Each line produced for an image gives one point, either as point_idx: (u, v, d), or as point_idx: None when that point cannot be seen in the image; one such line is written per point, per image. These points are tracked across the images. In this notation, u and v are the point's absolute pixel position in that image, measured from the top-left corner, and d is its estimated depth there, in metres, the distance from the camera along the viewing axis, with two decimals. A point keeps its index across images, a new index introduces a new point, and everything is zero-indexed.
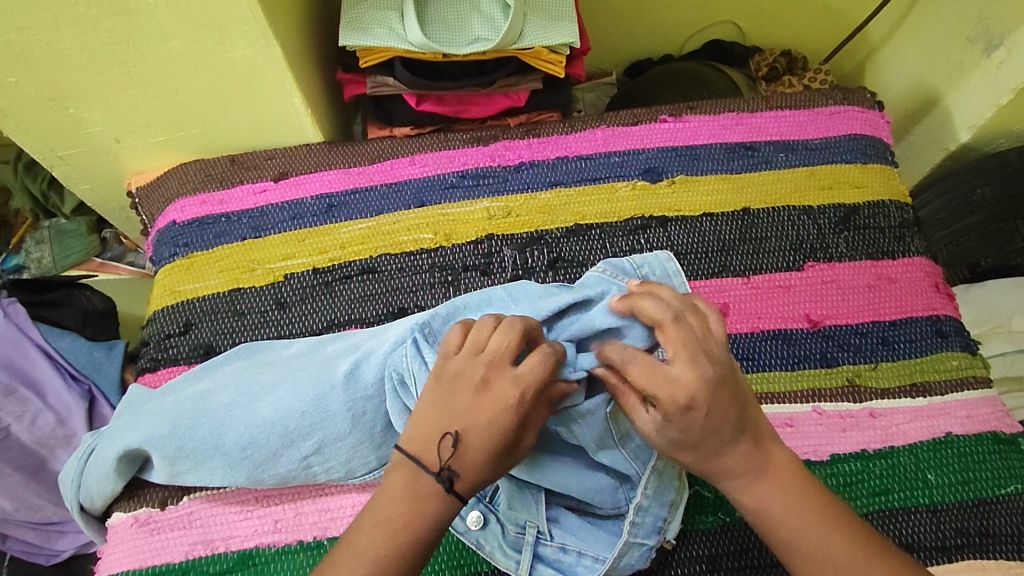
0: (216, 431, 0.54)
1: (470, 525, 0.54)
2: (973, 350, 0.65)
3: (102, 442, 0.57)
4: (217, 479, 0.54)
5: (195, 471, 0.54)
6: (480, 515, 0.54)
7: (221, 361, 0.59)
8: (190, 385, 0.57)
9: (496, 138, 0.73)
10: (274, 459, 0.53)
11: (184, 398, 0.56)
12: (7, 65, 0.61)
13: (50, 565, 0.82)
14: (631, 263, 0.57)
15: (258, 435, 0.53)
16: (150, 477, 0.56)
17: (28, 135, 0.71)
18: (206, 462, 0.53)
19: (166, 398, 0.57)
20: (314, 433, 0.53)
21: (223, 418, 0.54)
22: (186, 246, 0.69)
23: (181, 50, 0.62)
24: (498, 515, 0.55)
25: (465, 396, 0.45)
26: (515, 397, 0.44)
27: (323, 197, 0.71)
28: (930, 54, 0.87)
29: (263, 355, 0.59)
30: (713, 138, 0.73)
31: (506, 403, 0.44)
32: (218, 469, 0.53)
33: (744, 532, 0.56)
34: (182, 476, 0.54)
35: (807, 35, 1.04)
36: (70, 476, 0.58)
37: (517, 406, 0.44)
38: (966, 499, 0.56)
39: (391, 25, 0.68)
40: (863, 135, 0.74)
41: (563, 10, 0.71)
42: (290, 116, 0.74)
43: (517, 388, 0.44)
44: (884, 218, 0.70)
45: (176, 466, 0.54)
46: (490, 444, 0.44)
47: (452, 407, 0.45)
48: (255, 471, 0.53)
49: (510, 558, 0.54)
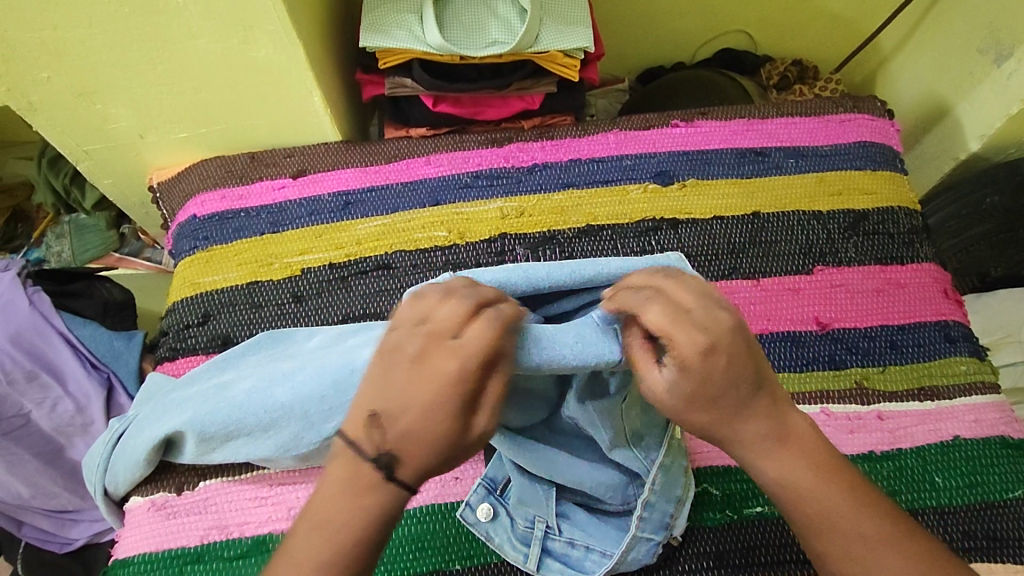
0: (237, 416, 0.54)
1: (480, 517, 0.55)
2: (981, 356, 0.65)
3: (130, 430, 0.58)
4: (243, 456, 0.56)
5: (223, 449, 0.56)
6: (490, 508, 0.55)
7: (243, 351, 0.60)
8: (213, 376, 0.58)
9: (511, 140, 0.75)
10: (296, 441, 0.54)
11: (207, 386, 0.57)
12: (39, 61, 0.63)
13: (63, 553, 0.83)
14: None
15: (277, 418, 0.53)
16: (178, 460, 0.57)
17: (56, 129, 0.73)
18: (233, 442, 0.55)
19: (189, 387, 0.58)
20: (333, 416, 0.52)
21: (244, 403, 0.54)
22: (206, 239, 0.71)
23: (208, 49, 0.64)
24: (508, 509, 0.55)
25: (401, 372, 0.38)
26: (455, 369, 0.37)
27: (340, 195, 0.72)
28: (941, 65, 0.88)
29: (284, 346, 0.59)
30: (725, 143, 0.74)
31: (449, 374, 0.38)
32: (244, 447, 0.55)
33: (750, 530, 0.56)
34: (210, 455, 0.56)
35: (819, 45, 1.05)
36: (96, 460, 0.59)
37: (466, 373, 0.38)
38: (974, 502, 0.57)
39: (410, 28, 0.70)
40: (873, 143, 0.75)
41: (578, 15, 0.73)
42: (310, 115, 0.76)
43: (457, 359, 0.38)
44: (893, 224, 0.70)
45: (205, 447, 0.56)
46: (433, 422, 0.37)
47: (390, 389, 0.38)
48: (280, 450, 0.54)
49: (518, 551, 0.54)
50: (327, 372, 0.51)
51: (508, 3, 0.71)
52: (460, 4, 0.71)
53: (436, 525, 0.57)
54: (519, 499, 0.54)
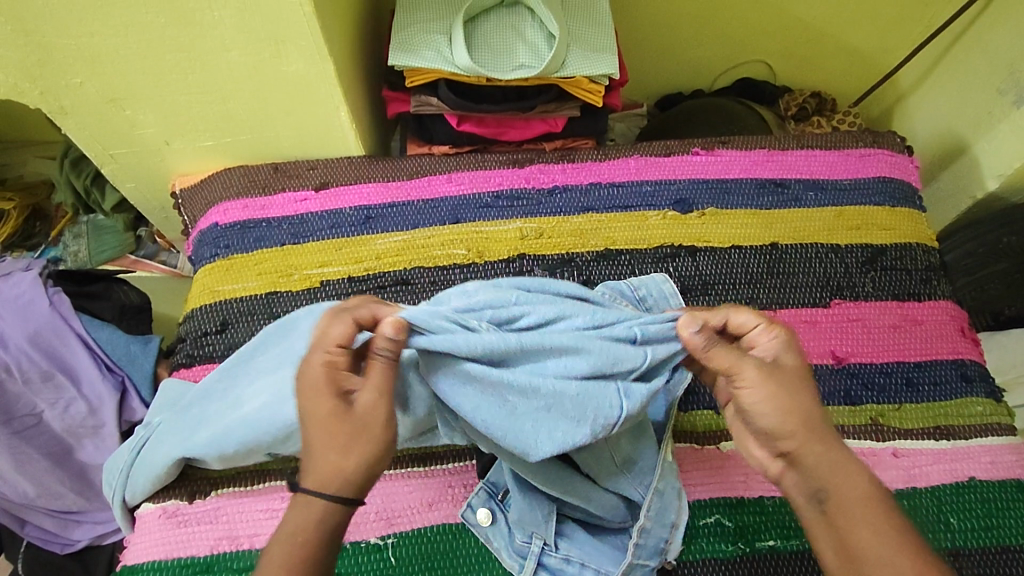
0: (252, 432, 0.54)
1: (481, 519, 0.55)
2: (997, 397, 0.65)
3: (155, 437, 0.59)
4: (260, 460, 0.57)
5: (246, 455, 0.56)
6: (489, 513, 0.55)
7: (253, 352, 0.58)
8: (231, 388, 0.57)
9: (532, 161, 0.75)
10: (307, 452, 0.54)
11: (224, 398, 0.57)
12: (73, 67, 0.64)
13: (64, 555, 0.82)
14: (631, 287, 0.61)
15: (291, 433, 0.54)
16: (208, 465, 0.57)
17: (84, 133, 0.74)
18: (250, 453, 0.56)
19: (206, 399, 0.58)
20: None
21: (256, 421, 0.54)
22: (227, 247, 0.71)
23: (239, 61, 0.65)
24: (507, 516, 0.55)
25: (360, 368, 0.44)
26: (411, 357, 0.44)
27: (361, 209, 0.73)
28: (959, 104, 0.89)
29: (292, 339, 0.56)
30: (744, 173, 0.75)
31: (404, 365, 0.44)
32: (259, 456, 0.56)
33: (764, 565, 0.56)
34: (230, 462, 0.57)
35: (838, 78, 1.06)
36: (120, 465, 0.60)
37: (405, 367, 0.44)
38: (989, 546, 0.56)
39: (439, 48, 0.71)
40: (891, 178, 0.76)
41: (604, 42, 0.74)
42: (335, 129, 0.77)
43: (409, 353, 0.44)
44: (910, 260, 0.70)
45: (226, 460, 0.56)
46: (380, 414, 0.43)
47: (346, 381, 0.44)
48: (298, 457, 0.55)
49: (515, 560, 0.54)
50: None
51: (536, 27, 0.73)
52: (489, 27, 0.72)
53: (446, 544, 0.56)
54: (520, 516, 0.54)
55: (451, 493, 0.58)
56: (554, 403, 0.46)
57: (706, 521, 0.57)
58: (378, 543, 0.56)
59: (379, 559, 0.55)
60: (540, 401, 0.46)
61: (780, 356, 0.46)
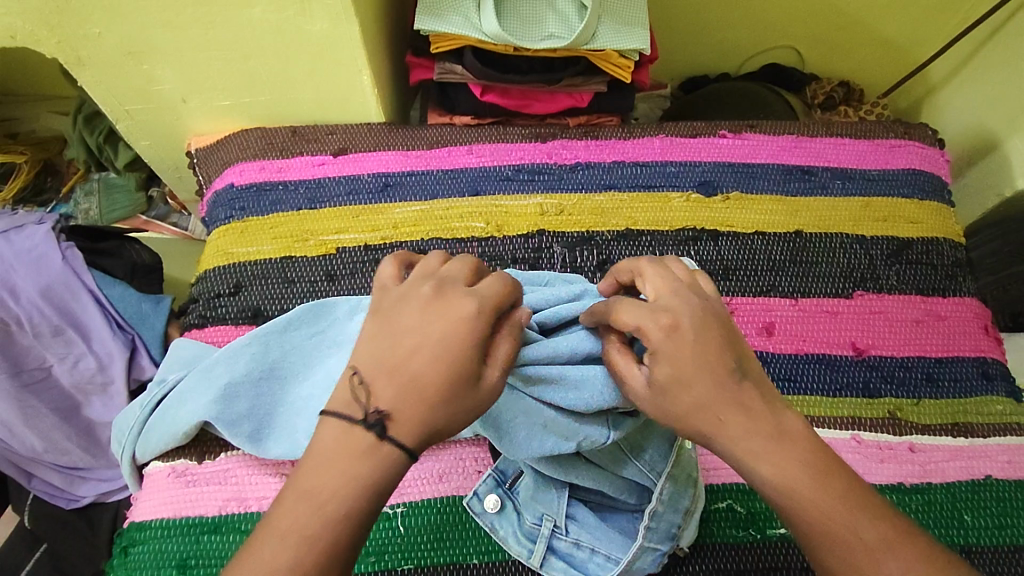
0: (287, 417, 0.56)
1: (487, 508, 0.54)
2: (1017, 397, 0.64)
3: (173, 401, 0.58)
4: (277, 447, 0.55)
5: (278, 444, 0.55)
6: (497, 500, 0.54)
7: (284, 328, 0.59)
8: (260, 360, 0.58)
9: (555, 136, 0.74)
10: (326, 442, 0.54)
11: (254, 368, 0.57)
12: (92, 15, 0.62)
13: (69, 510, 0.82)
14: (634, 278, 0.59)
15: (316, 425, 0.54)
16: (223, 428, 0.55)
17: (101, 86, 0.72)
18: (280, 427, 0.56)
19: (232, 362, 0.57)
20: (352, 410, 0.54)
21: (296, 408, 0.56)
22: (243, 210, 0.70)
23: (264, 18, 0.63)
24: (515, 503, 0.55)
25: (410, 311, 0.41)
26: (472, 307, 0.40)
27: (380, 176, 0.71)
28: (994, 98, 0.86)
29: (328, 322, 0.60)
30: (771, 158, 0.73)
31: (463, 314, 0.40)
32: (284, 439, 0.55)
33: (773, 552, 0.55)
34: (261, 447, 0.56)
35: (868, 67, 1.04)
36: (130, 423, 0.60)
37: (478, 320, 0.40)
38: (1002, 544, 0.56)
39: (467, 15, 0.69)
40: (922, 171, 0.74)
41: (637, 16, 0.72)
42: (356, 93, 0.75)
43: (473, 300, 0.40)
44: (937, 255, 0.69)
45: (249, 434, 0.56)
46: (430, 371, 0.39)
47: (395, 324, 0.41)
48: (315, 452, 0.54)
49: (523, 546, 0.53)
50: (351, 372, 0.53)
51: None
52: None
53: (455, 517, 0.56)
54: (532, 497, 0.54)
55: (462, 465, 0.58)
56: (547, 422, 0.47)
57: (717, 506, 0.57)
58: (388, 512, 0.56)
59: (387, 528, 0.55)
60: (536, 420, 0.47)
61: (676, 319, 0.40)
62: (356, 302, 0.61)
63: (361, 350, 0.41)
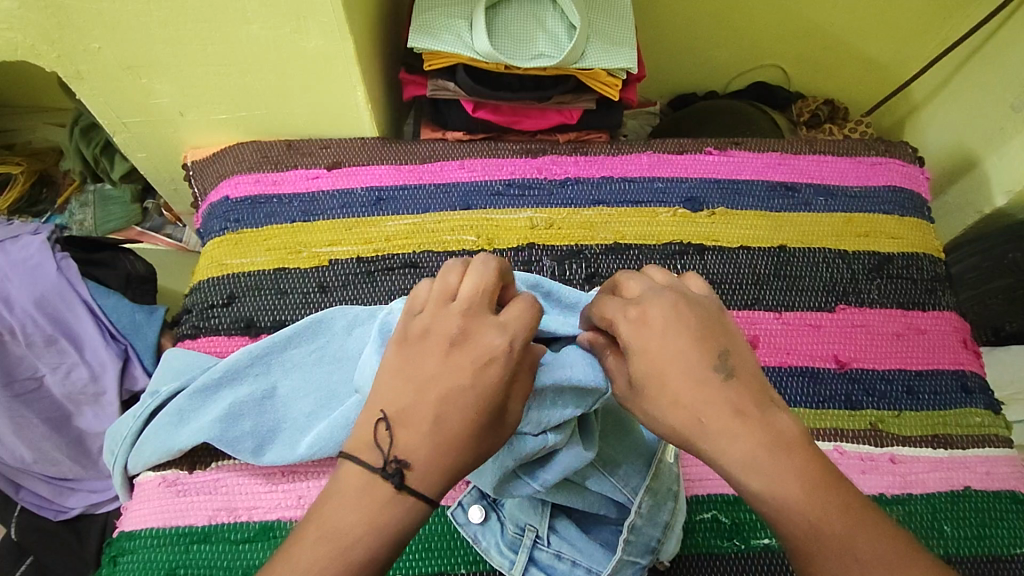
0: (285, 422, 0.58)
1: (470, 518, 0.54)
2: (996, 410, 0.66)
3: (170, 419, 0.58)
4: (274, 454, 0.56)
5: (277, 453, 0.56)
6: (481, 510, 0.55)
7: (286, 347, 0.60)
8: (264, 381, 0.59)
9: (545, 152, 0.75)
10: (299, 442, 0.56)
11: (256, 388, 0.59)
12: (92, 31, 0.64)
13: (56, 522, 0.82)
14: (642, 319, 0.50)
15: (301, 428, 0.57)
16: (259, 459, 0.56)
17: (99, 99, 0.73)
18: (281, 437, 0.57)
19: (237, 385, 0.59)
20: (310, 428, 0.57)
21: (301, 427, 0.57)
22: (237, 221, 0.71)
23: (260, 35, 0.65)
24: (500, 513, 0.55)
25: (434, 354, 0.39)
26: (501, 344, 0.38)
27: (373, 190, 0.73)
28: (973, 117, 0.89)
29: (330, 343, 0.60)
30: (756, 175, 0.75)
31: (493, 356, 0.38)
32: (284, 445, 0.57)
33: (755, 562, 0.56)
34: (256, 456, 0.56)
35: (853, 86, 1.06)
36: (123, 432, 0.60)
37: (507, 359, 0.38)
38: (981, 554, 0.57)
39: (459, 33, 0.71)
40: (902, 188, 0.76)
41: (625, 37, 0.74)
42: (350, 108, 0.77)
43: (502, 336, 0.39)
44: (917, 270, 0.71)
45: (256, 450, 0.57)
46: (450, 418, 0.37)
47: (421, 368, 0.38)
48: (289, 451, 0.56)
49: (505, 556, 0.54)
50: (333, 402, 0.57)
51: (557, 17, 0.73)
52: (510, 15, 0.72)
53: (443, 526, 0.57)
54: (512, 506, 0.54)
55: None
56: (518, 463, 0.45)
57: (702, 516, 0.58)
58: None
59: None
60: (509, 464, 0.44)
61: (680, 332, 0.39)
62: (353, 317, 0.61)
63: (379, 393, 0.38)
